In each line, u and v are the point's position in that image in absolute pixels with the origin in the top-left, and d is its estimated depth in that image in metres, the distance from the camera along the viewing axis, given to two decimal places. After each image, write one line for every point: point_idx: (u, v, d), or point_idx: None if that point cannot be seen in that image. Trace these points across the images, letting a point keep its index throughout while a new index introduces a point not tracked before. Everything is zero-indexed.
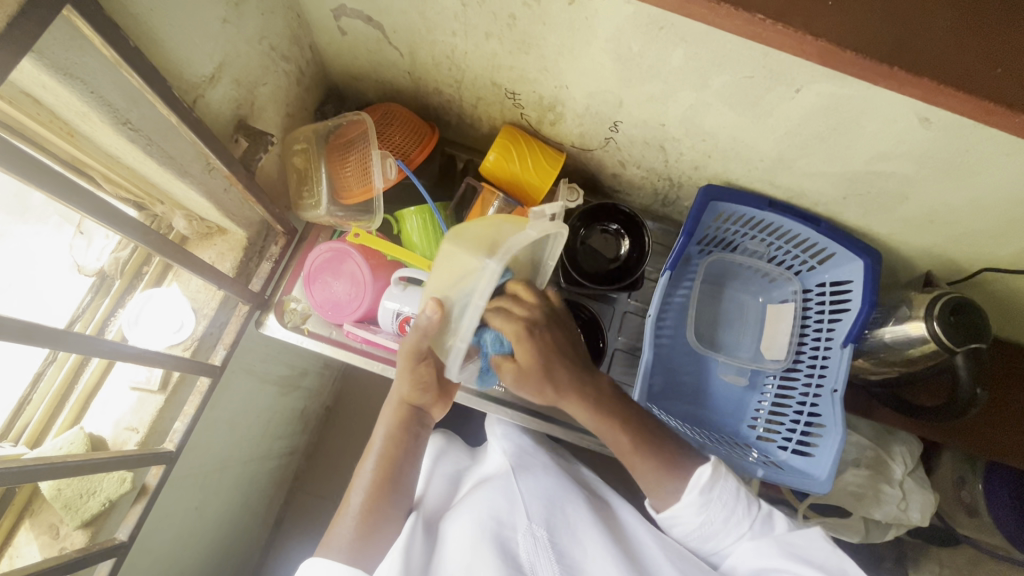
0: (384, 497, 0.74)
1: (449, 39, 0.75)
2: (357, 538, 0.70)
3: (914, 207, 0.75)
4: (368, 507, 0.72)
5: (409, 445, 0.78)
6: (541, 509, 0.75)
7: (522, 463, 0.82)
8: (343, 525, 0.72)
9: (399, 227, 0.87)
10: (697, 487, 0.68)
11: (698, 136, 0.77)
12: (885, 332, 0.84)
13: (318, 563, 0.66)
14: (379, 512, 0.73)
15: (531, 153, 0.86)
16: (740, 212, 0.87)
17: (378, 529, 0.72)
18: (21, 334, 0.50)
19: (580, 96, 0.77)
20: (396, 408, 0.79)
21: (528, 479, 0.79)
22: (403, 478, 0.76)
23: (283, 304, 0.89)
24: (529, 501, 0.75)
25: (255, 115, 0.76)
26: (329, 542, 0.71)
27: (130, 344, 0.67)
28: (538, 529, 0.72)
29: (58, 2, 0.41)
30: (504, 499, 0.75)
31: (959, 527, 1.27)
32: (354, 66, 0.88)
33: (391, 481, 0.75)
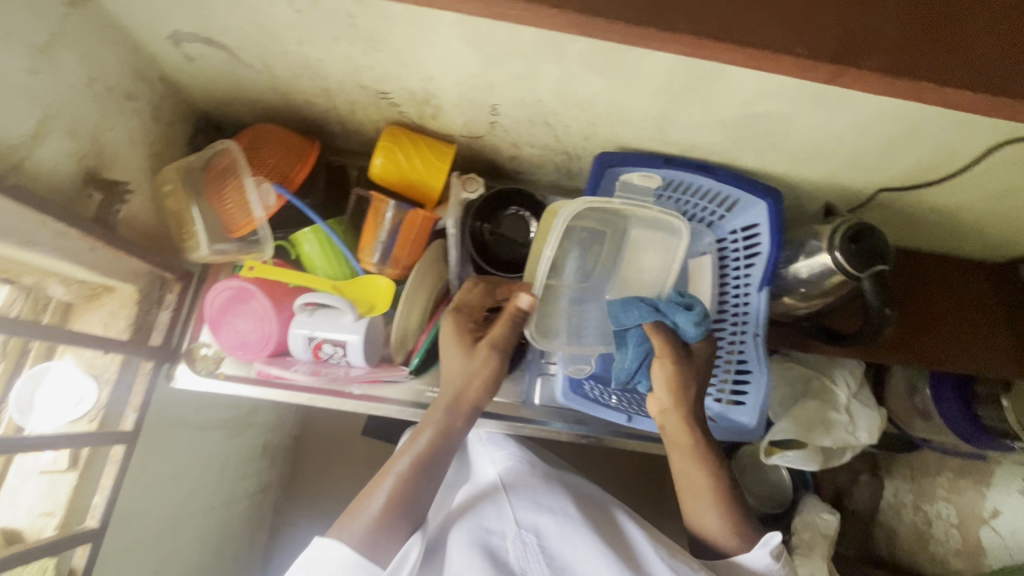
0: (417, 486, 0.69)
1: (299, 48, 0.70)
2: (375, 528, 0.65)
3: (799, 141, 0.74)
4: (394, 498, 0.67)
5: (453, 447, 0.73)
6: (530, 511, 0.73)
7: (512, 469, 0.82)
8: (371, 500, 0.68)
9: (297, 251, 0.84)
10: (768, 547, 0.71)
11: (578, 106, 0.75)
12: (800, 268, 0.85)
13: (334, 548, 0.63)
14: (406, 514, 0.67)
15: (418, 151, 0.83)
16: (639, 174, 0.85)
17: (400, 526, 0.66)
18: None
19: (450, 85, 0.74)
20: (457, 408, 0.73)
21: (517, 485, 0.78)
22: (434, 481, 0.71)
23: (192, 351, 0.85)
24: (518, 507, 0.74)
25: (107, 165, 0.71)
26: (350, 519, 0.66)
27: (20, 434, 0.64)
28: (527, 534, 0.71)
29: None
30: (494, 509, 0.74)
31: (914, 431, 1.32)
32: (215, 91, 0.83)
33: (427, 472, 0.70)
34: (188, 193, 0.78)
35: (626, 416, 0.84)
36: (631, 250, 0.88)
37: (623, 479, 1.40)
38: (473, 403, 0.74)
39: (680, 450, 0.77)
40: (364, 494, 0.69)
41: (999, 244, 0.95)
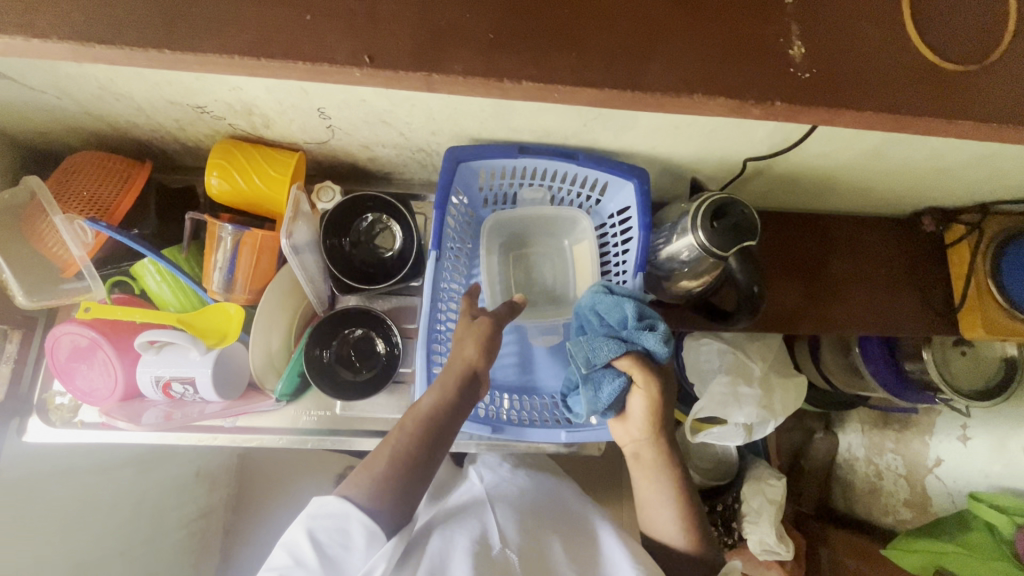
0: (410, 479, 0.65)
1: (81, 69, 0.64)
2: (382, 481, 0.64)
3: (647, 118, 0.69)
4: (397, 456, 0.65)
5: (460, 412, 0.68)
6: (517, 530, 0.74)
7: (500, 491, 0.83)
8: (368, 471, 0.65)
9: (141, 285, 0.78)
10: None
11: (407, 103, 0.69)
12: (681, 251, 0.77)
13: (334, 501, 0.62)
14: (410, 474, 0.65)
15: (255, 166, 0.77)
16: (498, 166, 0.80)
17: (406, 484, 0.64)
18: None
19: (262, 93, 0.68)
20: (459, 376, 0.68)
21: (506, 506, 0.78)
22: (442, 448, 0.67)
23: (47, 402, 0.80)
24: (506, 526, 0.74)
25: None
26: (360, 470, 0.65)
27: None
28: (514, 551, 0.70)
29: None
30: (480, 519, 0.74)
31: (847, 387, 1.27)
32: (26, 121, 0.76)
33: (417, 473, 0.65)
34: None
35: (489, 428, 0.79)
36: (576, 260, 0.90)
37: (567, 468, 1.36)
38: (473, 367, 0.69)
39: (645, 468, 0.75)
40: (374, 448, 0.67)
41: (899, 197, 0.90)
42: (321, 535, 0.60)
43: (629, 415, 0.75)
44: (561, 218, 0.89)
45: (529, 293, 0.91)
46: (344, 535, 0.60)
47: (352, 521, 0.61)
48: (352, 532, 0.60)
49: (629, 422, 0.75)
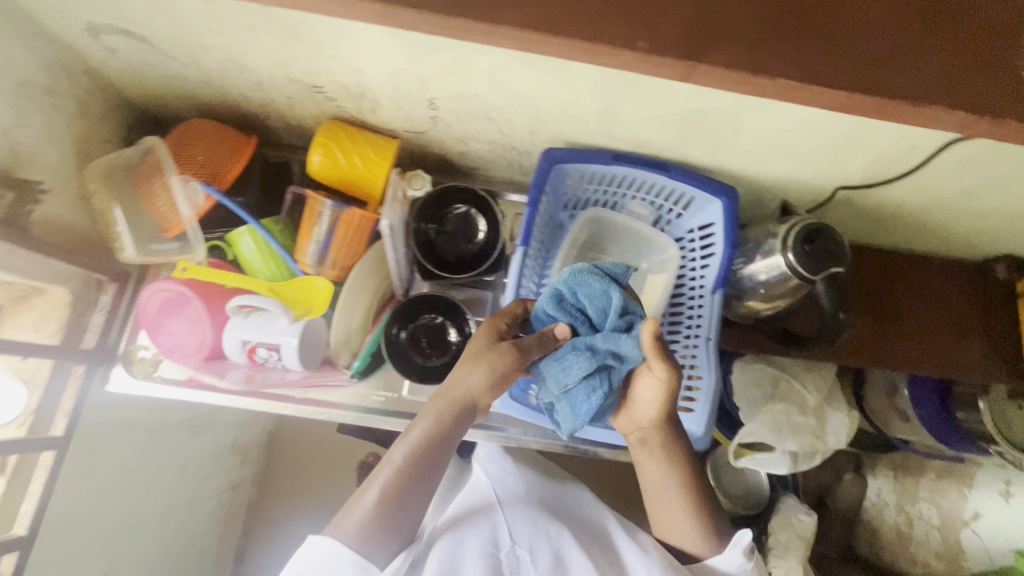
0: (394, 511, 0.67)
1: (219, 40, 0.67)
2: (370, 520, 0.66)
3: (748, 137, 0.70)
4: (388, 492, 0.67)
5: (449, 441, 0.70)
6: (525, 531, 0.75)
7: (507, 485, 0.83)
8: (357, 508, 0.67)
9: (234, 251, 0.81)
10: (740, 547, 0.71)
11: (517, 100, 0.71)
12: (760, 273, 0.78)
13: (326, 543, 0.64)
14: (399, 509, 0.67)
15: (357, 148, 0.79)
16: (589, 170, 0.82)
17: (395, 518, 0.67)
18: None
19: (382, 78, 0.70)
20: (451, 404, 0.69)
21: (514, 503, 0.79)
22: (433, 478, 0.70)
23: (130, 354, 0.83)
24: (515, 526, 0.76)
25: (22, 163, 0.68)
26: (349, 508, 0.68)
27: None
28: (522, 551, 0.73)
29: None
30: (490, 524, 0.76)
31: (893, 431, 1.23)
32: (147, 85, 0.80)
33: (402, 503, 0.67)
34: (118, 194, 0.77)
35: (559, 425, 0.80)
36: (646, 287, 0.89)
37: (594, 479, 1.35)
38: (469, 396, 0.69)
39: (649, 451, 0.74)
40: (366, 482, 0.69)
41: (976, 241, 0.90)
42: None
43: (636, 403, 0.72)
44: (654, 238, 0.88)
45: None
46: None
47: (343, 564, 0.63)
48: None
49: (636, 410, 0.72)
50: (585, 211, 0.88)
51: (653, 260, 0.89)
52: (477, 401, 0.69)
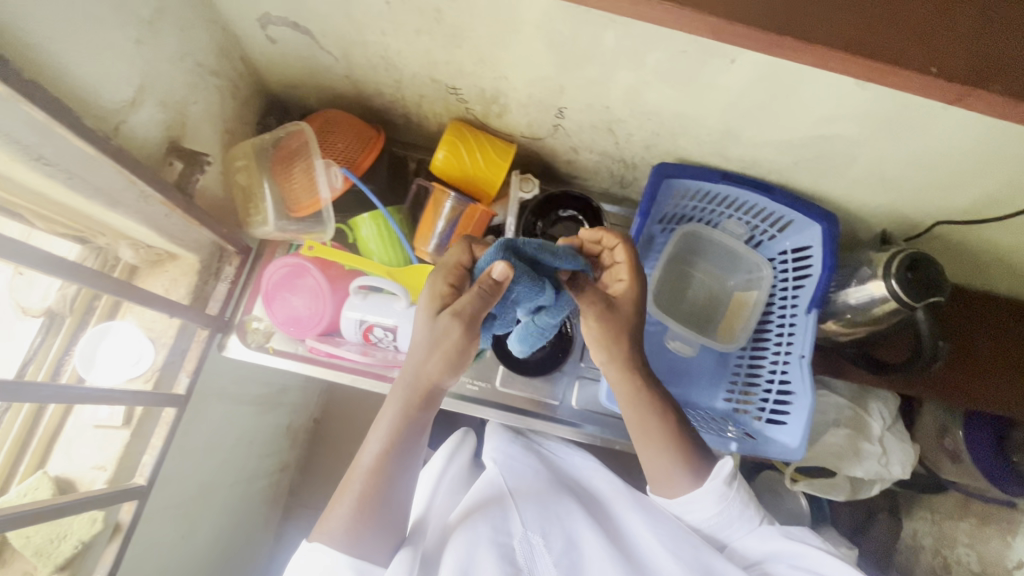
0: (373, 509, 0.69)
1: (381, 38, 0.72)
2: (355, 521, 0.69)
3: (862, 167, 0.74)
4: (365, 489, 0.69)
5: (419, 431, 0.71)
6: (537, 521, 0.74)
7: (517, 476, 0.82)
8: (341, 507, 0.70)
9: (354, 235, 0.86)
10: (720, 478, 0.72)
11: (645, 115, 0.76)
12: (850, 295, 0.85)
13: (320, 547, 0.68)
14: (377, 509, 0.69)
15: (481, 148, 0.84)
16: (695, 187, 0.86)
17: (375, 518, 0.69)
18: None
19: (522, 86, 0.75)
20: (415, 395, 0.70)
21: (526, 494, 0.78)
22: (406, 471, 0.71)
23: (245, 324, 0.87)
24: (525, 511, 0.75)
25: (189, 136, 0.73)
26: (335, 508, 0.71)
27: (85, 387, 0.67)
28: (534, 536, 0.72)
29: None
30: (501, 511, 0.75)
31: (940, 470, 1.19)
32: (290, 74, 0.85)
33: (377, 499, 0.69)
34: (259, 171, 0.81)
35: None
36: (734, 304, 0.94)
37: None
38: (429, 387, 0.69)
39: (637, 414, 0.75)
40: (346, 482, 0.72)
41: None
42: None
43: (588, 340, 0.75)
44: (744, 257, 0.93)
45: (680, 308, 0.96)
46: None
47: (337, 566, 0.67)
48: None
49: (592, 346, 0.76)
50: (684, 226, 0.92)
51: (743, 278, 0.94)
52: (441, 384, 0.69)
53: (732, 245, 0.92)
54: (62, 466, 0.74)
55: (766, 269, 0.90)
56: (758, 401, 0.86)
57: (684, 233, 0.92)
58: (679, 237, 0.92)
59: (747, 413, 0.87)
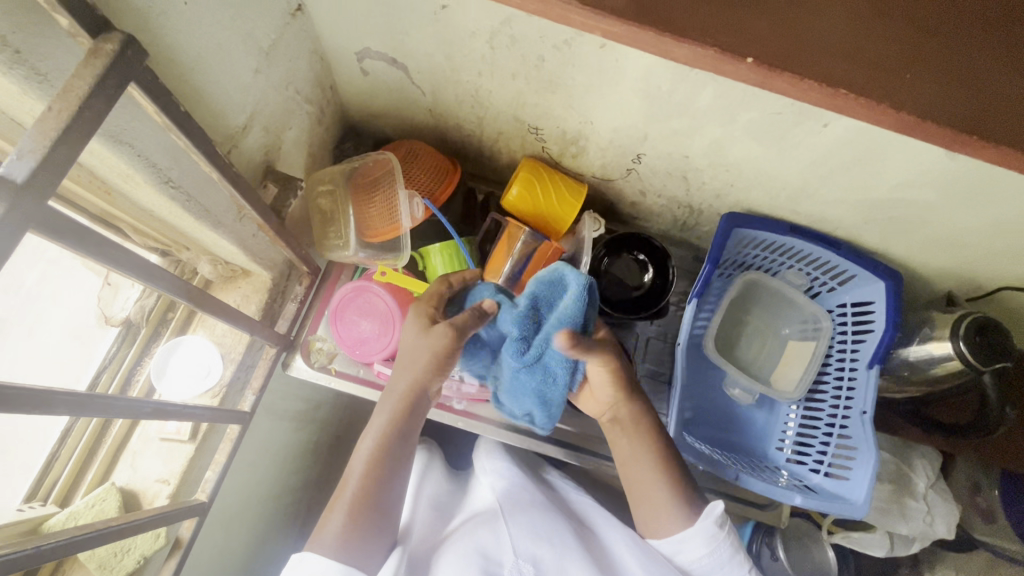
0: (370, 511, 0.65)
1: (475, 79, 0.75)
2: (349, 532, 0.63)
3: (933, 231, 0.76)
4: (358, 501, 0.65)
5: (409, 434, 0.70)
6: (528, 542, 0.73)
7: (511, 499, 0.82)
8: (333, 515, 0.64)
9: (424, 263, 0.87)
10: (712, 518, 0.66)
11: (723, 166, 0.78)
12: (909, 352, 0.87)
13: (308, 561, 0.61)
14: (367, 522, 0.64)
15: (554, 186, 0.86)
16: (761, 237, 0.88)
17: (369, 526, 0.65)
18: (39, 400, 0.45)
19: (605, 131, 0.78)
20: (403, 397, 0.70)
21: (516, 512, 0.78)
22: (398, 481, 0.68)
23: (309, 343, 0.88)
24: (517, 537, 0.74)
25: (281, 160, 0.75)
26: (323, 526, 0.64)
27: (148, 399, 0.61)
28: (525, 565, 0.71)
29: (143, 76, 0.39)
30: (493, 536, 0.75)
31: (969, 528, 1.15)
32: (372, 104, 0.88)
33: (373, 502, 0.65)
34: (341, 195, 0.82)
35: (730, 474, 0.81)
36: (787, 350, 0.94)
37: None
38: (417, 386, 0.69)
39: (625, 432, 0.74)
40: (335, 497, 0.66)
41: None
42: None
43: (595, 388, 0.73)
44: (801, 306, 0.94)
45: (734, 352, 0.96)
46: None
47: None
48: None
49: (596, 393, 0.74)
50: (745, 273, 0.93)
51: (798, 325, 0.95)
52: (426, 384, 0.70)
53: (790, 293, 0.93)
54: (127, 477, 0.74)
55: (824, 320, 0.91)
56: (814, 452, 0.87)
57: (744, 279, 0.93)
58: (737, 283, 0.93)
59: (804, 464, 0.87)
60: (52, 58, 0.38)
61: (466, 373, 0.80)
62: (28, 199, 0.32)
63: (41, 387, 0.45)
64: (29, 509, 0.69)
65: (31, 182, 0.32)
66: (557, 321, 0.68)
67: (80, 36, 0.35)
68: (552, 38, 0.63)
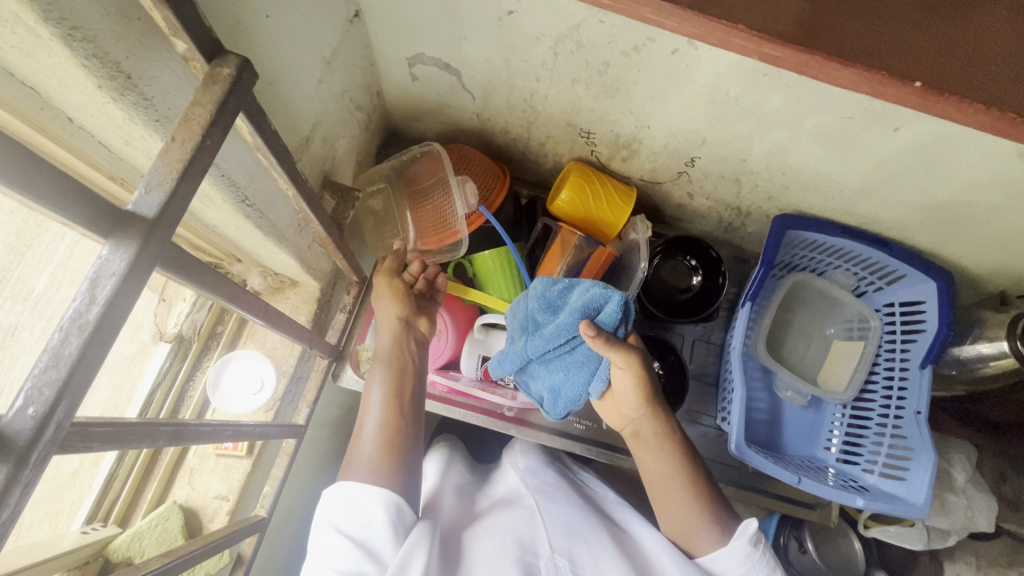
0: (399, 434, 0.64)
1: (531, 84, 0.73)
2: (380, 455, 0.61)
3: (991, 232, 0.75)
4: (384, 430, 0.63)
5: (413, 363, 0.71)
6: (563, 535, 0.62)
7: (544, 494, 0.71)
8: (363, 449, 0.62)
9: (474, 269, 0.86)
10: (746, 537, 0.60)
11: (780, 170, 0.77)
12: (960, 352, 0.86)
13: (345, 488, 0.58)
14: (396, 443, 0.63)
15: (604, 191, 0.85)
16: (811, 238, 0.87)
17: (400, 446, 0.63)
18: (146, 435, 0.41)
19: (661, 135, 0.77)
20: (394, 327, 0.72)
21: (551, 507, 0.67)
22: (413, 404, 0.68)
23: (357, 353, 0.86)
24: (551, 529, 0.62)
25: (334, 169, 0.74)
26: (351, 459, 0.62)
27: (224, 419, 0.57)
28: (559, 558, 0.58)
29: (247, 101, 0.38)
30: (526, 526, 0.63)
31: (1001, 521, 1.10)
32: (417, 110, 0.86)
33: (401, 424, 0.65)
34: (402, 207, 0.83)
35: (796, 477, 0.80)
36: (832, 350, 0.95)
37: None
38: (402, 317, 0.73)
39: (649, 448, 0.70)
40: (356, 433, 0.64)
41: None
42: (351, 529, 0.56)
43: (618, 394, 0.72)
44: (847, 306, 0.94)
45: (780, 354, 0.97)
46: (365, 516, 0.56)
47: (367, 497, 0.57)
48: (372, 522, 0.56)
49: (620, 401, 0.72)
50: (792, 274, 0.93)
51: (845, 325, 0.95)
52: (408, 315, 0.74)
53: (836, 293, 0.93)
54: (186, 494, 0.74)
55: (871, 320, 0.91)
56: (868, 453, 0.87)
57: (791, 281, 0.93)
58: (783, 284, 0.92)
59: (858, 465, 0.88)
60: (158, 82, 0.36)
61: (496, 369, 0.79)
62: (158, 235, 0.31)
63: (147, 422, 0.41)
64: (92, 530, 0.68)
65: (160, 217, 0.31)
66: (575, 308, 0.70)
67: (194, 61, 0.34)
68: (622, 44, 0.62)
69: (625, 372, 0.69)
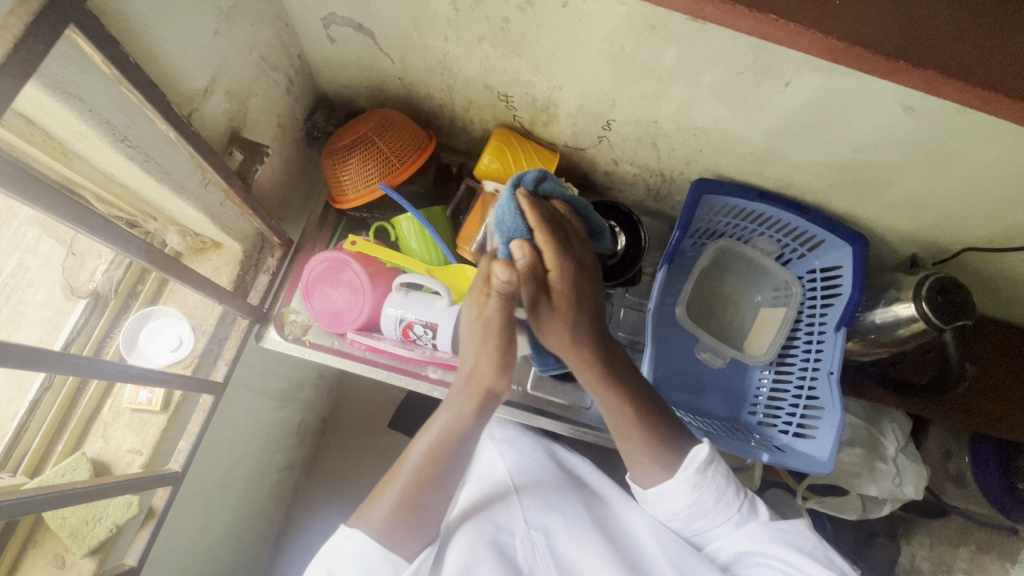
0: (430, 493, 0.69)
1: (441, 44, 0.74)
2: (394, 522, 0.67)
3: (897, 194, 0.77)
4: (414, 487, 0.69)
5: (470, 438, 0.72)
6: (538, 512, 0.75)
7: (525, 469, 0.81)
8: (386, 497, 0.69)
9: (396, 232, 0.87)
10: (693, 468, 0.68)
11: (691, 131, 0.78)
12: (875, 316, 0.88)
13: (355, 538, 0.66)
14: (421, 510, 0.68)
15: (525, 154, 0.87)
16: (730, 203, 0.89)
17: (415, 520, 0.68)
18: None
19: (574, 97, 0.78)
20: (472, 397, 0.72)
21: (528, 484, 0.79)
22: (451, 482, 0.71)
23: (283, 316, 0.88)
24: (528, 508, 0.76)
25: (247, 127, 0.75)
26: (375, 502, 0.69)
27: (126, 365, 0.61)
28: (536, 536, 0.73)
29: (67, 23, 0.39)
30: (505, 506, 0.76)
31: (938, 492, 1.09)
32: (343, 75, 0.87)
33: (434, 483, 0.70)
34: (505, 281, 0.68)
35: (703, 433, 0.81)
36: (758, 316, 0.96)
37: None
38: (485, 387, 0.72)
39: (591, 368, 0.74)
40: (388, 481, 0.71)
41: None
42: None
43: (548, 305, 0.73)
44: (773, 272, 0.95)
45: (707, 321, 0.98)
46: (372, 575, 0.64)
47: (376, 560, 0.65)
48: (373, 571, 0.65)
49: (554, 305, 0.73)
50: (717, 241, 0.94)
51: (772, 290, 0.96)
52: (495, 389, 0.72)
53: (762, 261, 0.94)
54: (98, 449, 0.74)
55: (795, 284, 0.92)
56: (783, 415, 0.89)
57: (716, 247, 0.94)
58: (708, 252, 0.94)
59: (775, 428, 0.89)
60: None
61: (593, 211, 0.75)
62: None
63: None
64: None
65: None
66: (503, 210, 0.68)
67: None
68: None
69: (557, 319, 0.70)
